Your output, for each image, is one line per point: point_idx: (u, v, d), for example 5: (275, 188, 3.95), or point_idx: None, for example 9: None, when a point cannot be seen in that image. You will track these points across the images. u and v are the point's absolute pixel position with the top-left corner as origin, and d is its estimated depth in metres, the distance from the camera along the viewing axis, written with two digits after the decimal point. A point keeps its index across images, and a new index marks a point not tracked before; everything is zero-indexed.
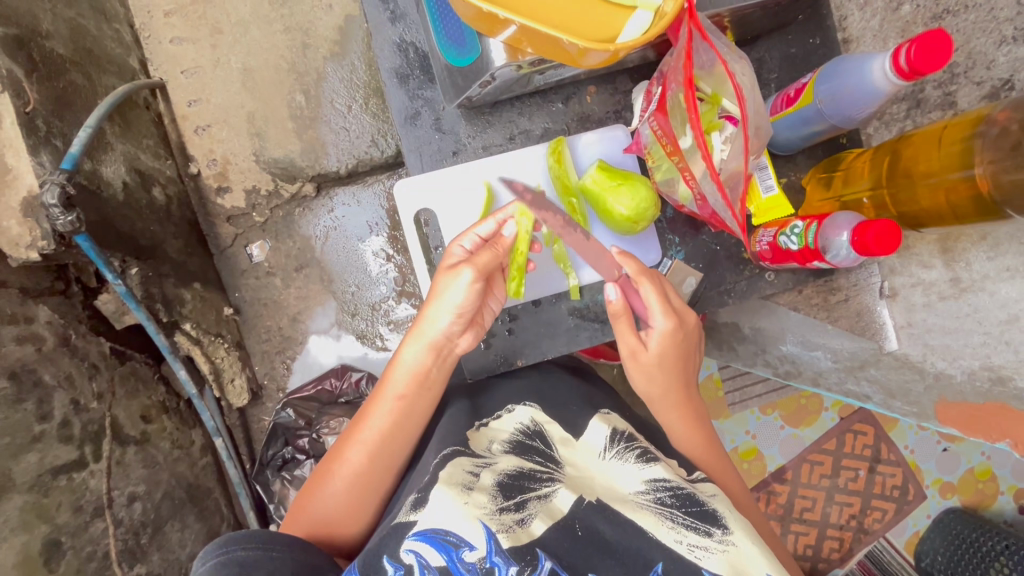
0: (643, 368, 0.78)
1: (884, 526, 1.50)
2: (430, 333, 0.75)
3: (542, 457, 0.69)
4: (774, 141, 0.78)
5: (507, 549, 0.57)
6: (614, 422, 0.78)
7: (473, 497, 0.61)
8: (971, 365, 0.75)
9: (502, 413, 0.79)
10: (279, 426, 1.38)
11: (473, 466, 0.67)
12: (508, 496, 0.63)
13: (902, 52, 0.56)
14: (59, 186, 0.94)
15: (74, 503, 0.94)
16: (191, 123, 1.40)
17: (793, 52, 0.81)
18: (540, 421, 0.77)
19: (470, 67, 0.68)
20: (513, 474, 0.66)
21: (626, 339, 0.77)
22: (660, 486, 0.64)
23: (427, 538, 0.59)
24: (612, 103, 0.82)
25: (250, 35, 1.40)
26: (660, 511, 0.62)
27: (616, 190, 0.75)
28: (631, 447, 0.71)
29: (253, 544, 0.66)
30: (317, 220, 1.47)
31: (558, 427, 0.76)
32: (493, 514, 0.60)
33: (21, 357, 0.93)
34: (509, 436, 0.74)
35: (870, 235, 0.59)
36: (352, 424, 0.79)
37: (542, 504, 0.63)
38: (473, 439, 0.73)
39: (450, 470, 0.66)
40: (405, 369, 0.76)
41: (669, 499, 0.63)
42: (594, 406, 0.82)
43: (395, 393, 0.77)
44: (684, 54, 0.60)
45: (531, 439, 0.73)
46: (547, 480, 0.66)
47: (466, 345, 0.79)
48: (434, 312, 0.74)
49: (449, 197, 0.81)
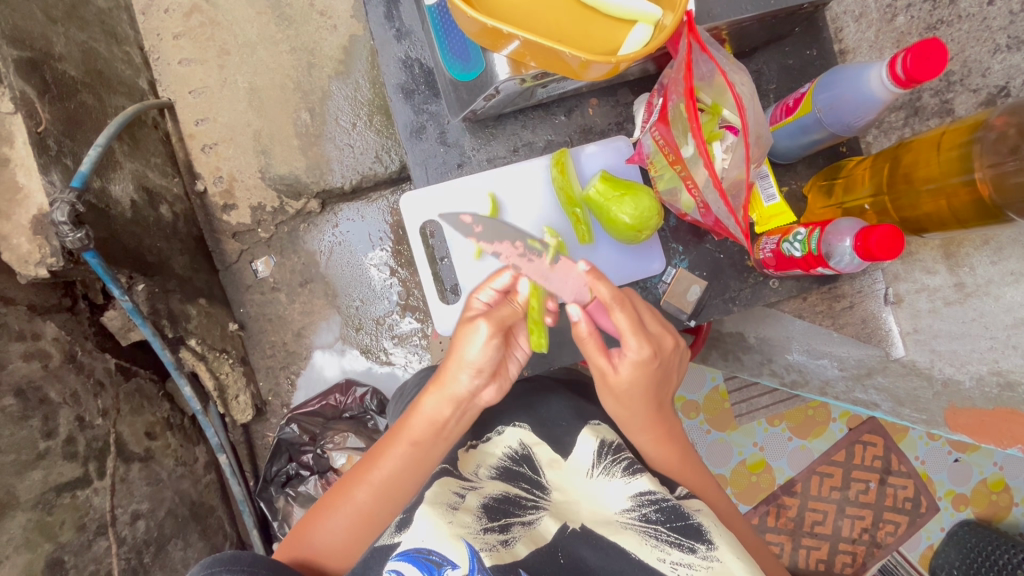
0: (612, 391, 0.73)
1: (897, 540, 1.47)
2: (451, 387, 0.70)
3: (529, 484, 0.71)
4: (774, 150, 0.79)
5: (489, 567, 0.56)
6: (604, 433, 0.77)
7: (458, 516, 0.63)
8: (980, 370, 0.75)
9: (492, 436, 0.80)
10: (282, 442, 1.38)
11: (459, 487, 0.69)
12: (493, 517, 0.64)
13: (898, 61, 0.57)
14: (69, 204, 0.95)
15: (78, 521, 0.94)
16: (198, 142, 1.42)
17: (790, 63, 0.83)
18: (528, 443, 0.77)
19: (475, 81, 0.69)
20: (499, 497, 0.68)
21: (595, 363, 0.70)
22: (644, 501, 0.65)
23: (410, 557, 0.60)
24: (614, 115, 0.83)
25: (256, 55, 1.43)
26: (644, 528, 0.63)
27: (620, 200, 0.76)
28: (619, 460, 0.72)
29: (238, 566, 0.65)
30: (322, 235, 1.48)
31: (546, 449, 0.76)
32: (477, 533, 0.60)
33: (27, 374, 0.94)
34: (497, 461, 0.75)
35: (872, 241, 0.60)
36: (366, 459, 0.77)
37: (525, 529, 0.64)
38: (461, 462, 0.75)
39: (436, 490, 0.68)
40: (421, 418, 0.72)
41: (654, 514, 0.64)
42: (584, 418, 0.81)
43: (408, 440, 0.72)
44: (685, 65, 0.61)
45: (518, 464, 0.74)
46: (532, 507, 0.67)
47: (490, 398, 0.74)
48: (452, 365, 0.69)
49: (455, 210, 0.81)
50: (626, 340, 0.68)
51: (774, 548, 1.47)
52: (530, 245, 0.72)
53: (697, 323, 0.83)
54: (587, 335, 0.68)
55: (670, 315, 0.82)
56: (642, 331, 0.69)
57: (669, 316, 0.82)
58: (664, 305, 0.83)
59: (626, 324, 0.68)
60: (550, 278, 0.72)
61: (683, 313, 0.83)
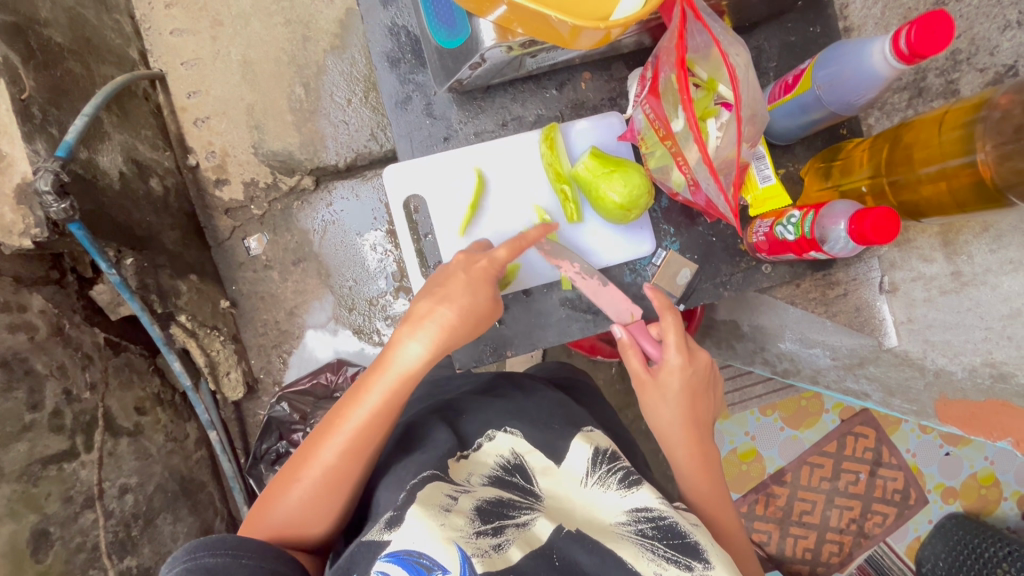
0: (654, 392, 0.75)
1: (886, 531, 1.47)
2: (434, 332, 0.69)
3: (522, 489, 0.68)
4: (771, 130, 0.76)
5: (480, 571, 0.56)
6: (598, 440, 0.74)
7: (451, 519, 0.60)
8: (973, 360, 0.73)
9: (482, 441, 0.74)
10: (273, 420, 1.39)
11: (451, 489, 0.64)
12: (485, 520, 0.62)
13: (902, 35, 0.55)
14: (53, 173, 0.93)
15: (64, 494, 0.93)
16: (191, 115, 1.39)
17: (793, 40, 0.80)
18: (521, 451, 0.73)
19: (460, 49, 0.66)
20: (493, 500, 0.65)
21: (630, 365, 0.76)
22: (641, 517, 0.64)
23: (399, 558, 0.58)
24: (608, 90, 0.81)
25: (251, 26, 1.39)
26: (641, 542, 0.62)
27: (609, 177, 0.73)
28: (614, 471, 0.70)
29: (222, 550, 0.62)
30: (315, 213, 1.45)
31: (541, 457, 0.72)
32: (470, 538, 0.59)
33: (12, 345, 0.92)
34: (490, 470, 0.70)
35: (866, 224, 0.58)
36: (328, 417, 0.71)
37: (519, 531, 0.62)
38: (452, 470, 0.68)
39: (428, 491, 0.63)
40: (399, 361, 0.69)
41: (650, 530, 0.63)
42: (576, 423, 0.77)
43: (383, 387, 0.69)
44: (678, 35, 0.58)
45: (511, 474, 0.70)
46: (527, 507, 0.65)
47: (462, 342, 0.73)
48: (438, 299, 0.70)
49: (439, 185, 0.79)
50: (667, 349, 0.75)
51: (762, 536, 1.47)
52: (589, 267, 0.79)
53: (687, 308, 0.81)
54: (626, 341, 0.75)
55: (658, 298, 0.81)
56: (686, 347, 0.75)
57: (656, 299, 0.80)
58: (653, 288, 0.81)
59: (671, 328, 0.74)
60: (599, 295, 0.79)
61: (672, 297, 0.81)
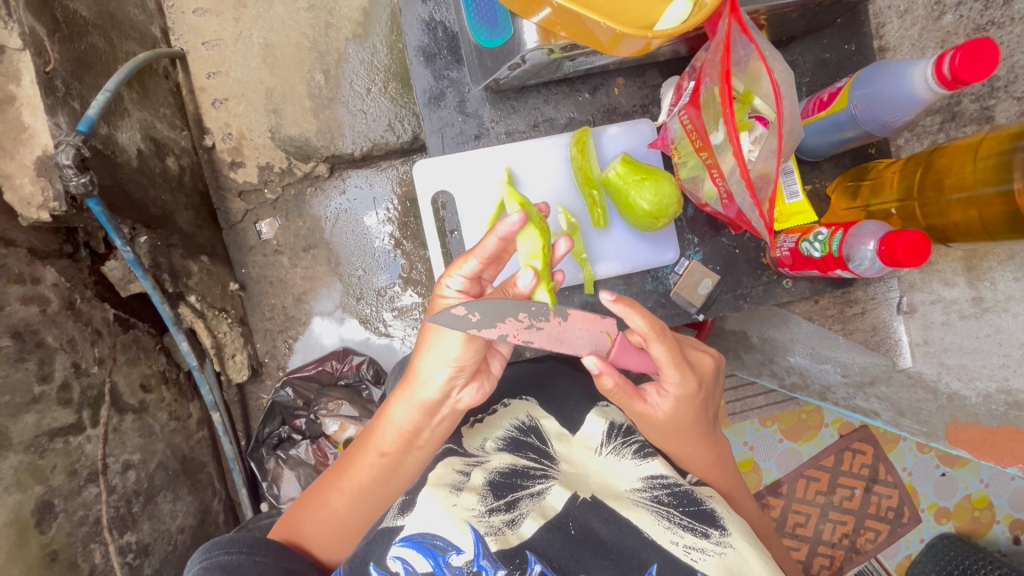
0: (659, 422, 0.72)
1: (876, 547, 1.47)
2: (422, 396, 0.68)
3: (536, 454, 0.70)
4: (803, 145, 0.78)
5: (495, 552, 0.55)
6: (612, 415, 0.78)
7: (463, 498, 0.61)
8: (988, 387, 0.73)
9: (498, 408, 0.79)
10: (276, 405, 1.34)
11: (463, 465, 0.67)
12: (499, 496, 0.62)
13: (945, 59, 0.56)
14: (75, 147, 0.92)
15: (69, 467, 0.93)
16: (209, 96, 1.39)
17: (826, 57, 0.82)
18: (536, 416, 0.77)
19: (501, 48, 0.67)
20: (506, 471, 0.66)
21: (633, 410, 0.71)
22: (657, 484, 0.67)
23: (414, 543, 0.58)
24: (639, 97, 0.81)
25: (273, 10, 1.39)
26: (657, 509, 0.64)
27: (639, 184, 0.74)
28: (629, 443, 0.73)
29: (237, 548, 0.65)
30: (328, 201, 1.46)
31: (553, 423, 0.76)
32: (482, 516, 0.59)
33: (25, 317, 0.92)
34: (504, 433, 0.73)
35: (897, 247, 0.59)
36: (338, 466, 0.76)
37: (534, 502, 0.62)
38: (467, 438, 0.73)
39: (440, 471, 0.66)
40: (394, 426, 0.70)
41: (666, 497, 0.66)
42: (593, 398, 0.83)
43: (381, 448, 0.71)
44: (722, 47, 0.59)
45: (525, 435, 0.73)
46: (541, 477, 0.66)
47: (468, 403, 0.71)
48: (424, 369, 0.68)
49: (470, 184, 0.80)
50: (665, 371, 0.69)
51: None
52: (589, 293, 0.80)
53: (705, 318, 0.82)
54: (613, 388, 0.67)
55: (678, 307, 0.81)
56: (683, 364, 0.70)
57: (677, 309, 0.81)
58: (674, 297, 0.82)
59: (664, 357, 0.68)
60: (565, 338, 0.67)
61: (692, 307, 0.81)
